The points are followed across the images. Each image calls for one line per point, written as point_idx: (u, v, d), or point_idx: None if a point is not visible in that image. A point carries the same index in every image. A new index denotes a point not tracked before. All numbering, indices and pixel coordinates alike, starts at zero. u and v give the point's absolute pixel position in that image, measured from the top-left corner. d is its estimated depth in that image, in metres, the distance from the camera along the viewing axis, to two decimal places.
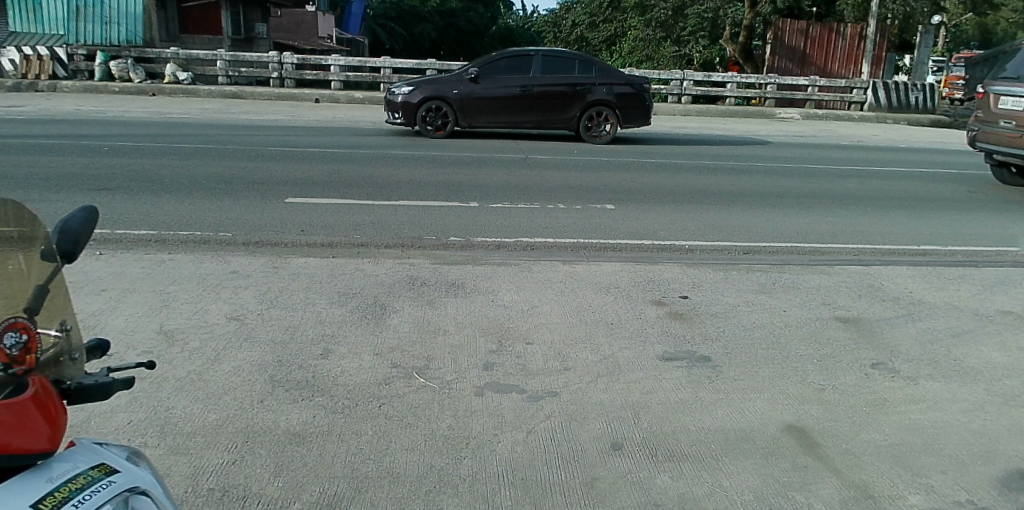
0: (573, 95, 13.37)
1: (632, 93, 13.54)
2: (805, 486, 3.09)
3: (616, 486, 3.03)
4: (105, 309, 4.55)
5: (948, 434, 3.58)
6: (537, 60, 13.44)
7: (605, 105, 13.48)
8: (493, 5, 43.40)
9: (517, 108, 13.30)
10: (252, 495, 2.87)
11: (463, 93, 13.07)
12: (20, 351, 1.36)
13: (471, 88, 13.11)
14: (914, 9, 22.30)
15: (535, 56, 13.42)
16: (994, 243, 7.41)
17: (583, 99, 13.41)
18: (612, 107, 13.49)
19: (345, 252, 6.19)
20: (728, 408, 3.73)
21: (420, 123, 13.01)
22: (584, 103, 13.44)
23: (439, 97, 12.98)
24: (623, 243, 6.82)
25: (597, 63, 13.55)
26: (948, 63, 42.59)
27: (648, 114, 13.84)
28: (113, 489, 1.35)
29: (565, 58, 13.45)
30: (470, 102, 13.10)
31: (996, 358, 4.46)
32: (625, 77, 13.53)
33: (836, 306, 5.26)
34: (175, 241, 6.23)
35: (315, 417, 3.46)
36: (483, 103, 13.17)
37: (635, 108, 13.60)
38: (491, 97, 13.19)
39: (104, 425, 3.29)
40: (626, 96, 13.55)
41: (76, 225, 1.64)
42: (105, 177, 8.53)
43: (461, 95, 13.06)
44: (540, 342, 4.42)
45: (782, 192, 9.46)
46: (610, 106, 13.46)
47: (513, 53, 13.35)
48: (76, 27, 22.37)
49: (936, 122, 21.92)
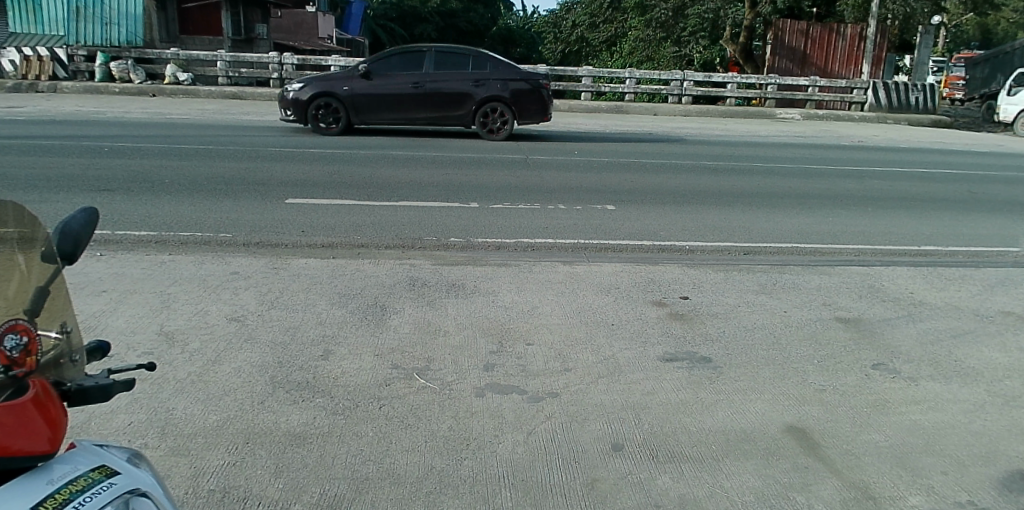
0: (464, 91, 13.24)
1: (530, 89, 13.41)
2: (805, 487, 3.09)
3: (616, 488, 3.03)
4: (106, 310, 4.56)
5: (948, 435, 3.57)
6: (431, 56, 13.28)
7: (499, 101, 13.37)
8: (493, 6, 43.46)
9: (411, 105, 13.19)
10: (253, 496, 2.87)
11: (353, 90, 12.98)
12: (20, 354, 1.34)
13: (363, 85, 13.02)
14: (914, 9, 22.26)
15: (429, 52, 13.28)
16: (993, 243, 7.43)
17: (477, 96, 13.28)
18: (506, 103, 13.37)
19: (346, 253, 6.20)
20: (729, 409, 3.73)
21: (311, 120, 12.97)
22: (478, 99, 13.32)
23: (328, 94, 12.91)
24: (623, 244, 6.82)
25: (491, 59, 13.40)
26: (948, 64, 42.58)
27: (546, 109, 13.70)
28: (113, 491, 1.34)
29: (458, 54, 13.28)
30: (361, 100, 13.00)
31: (997, 358, 4.45)
32: (520, 73, 13.36)
33: (836, 306, 5.26)
34: (176, 242, 6.25)
35: (316, 418, 3.46)
36: (375, 99, 13.09)
37: (533, 104, 13.46)
38: (382, 94, 13.09)
39: (105, 426, 3.29)
40: (523, 92, 13.43)
41: (77, 226, 1.64)
42: (106, 178, 8.55)
43: (351, 93, 12.97)
44: (541, 343, 4.42)
45: (781, 192, 9.46)
46: (505, 102, 13.32)
47: (407, 49, 13.22)
48: (76, 28, 22.41)
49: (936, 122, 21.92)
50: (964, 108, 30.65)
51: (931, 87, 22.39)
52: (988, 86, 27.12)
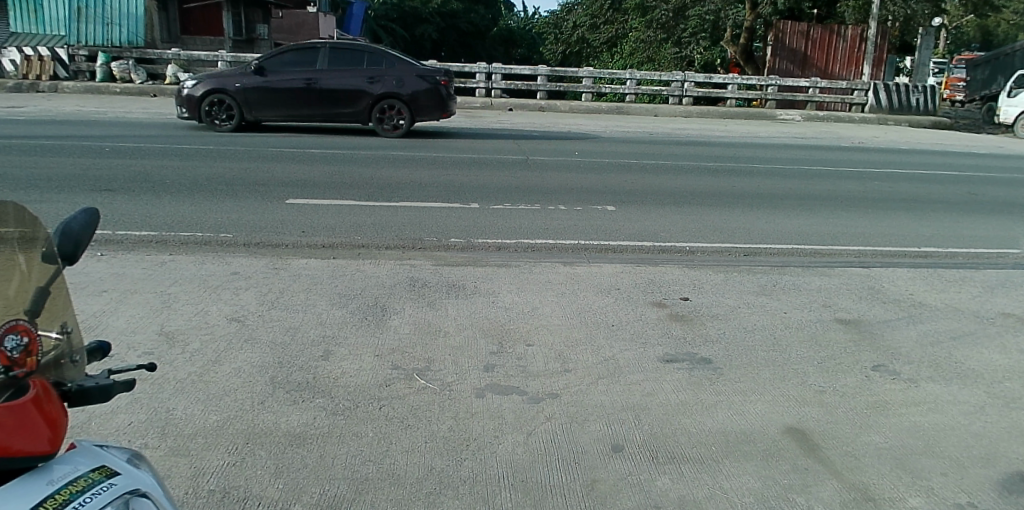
0: (357, 88, 13.03)
1: (428, 86, 13.16)
2: (805, 488, 3.09)
3: (616, 489, 3.03)
4: (106, 310, 4.56)
5: (948, 437, 3.57)
6: (325, 53, 13.11)
7: (395, 98, 13.12)
8: (493, 7, 43.52)
9: (304, 102, 13.02)
10: (253, 497, 2.87)
11: (245, 86, 12.84)
12: (21, 354, 1.35)
13: (256, 81, 12.87)
14: (915, 11, 22.27)
15: (322, 49, 13.11)
16: (993, 244, 7.44)
17: (370, 93, 13.06)
18: (402, 100, 13.13)
19: (346, 253, 6.20)
20: (729, 410, 3.73)
21: (203, 117, 12.92)
22: (372, 96, 13.09)
23: (220, 91, 12.82)
24: (624, 245, 6.83)
25: (386, 56, 13.16)
26: (948, 66, 42.62)
27: (447, 106, 13.44)
28: (114, 492, 1.34)
29: (354, 51, 13.10)
30: (252, 96, 12.85)
31: (997, 360, 4.45)
32: (416, 70, 13.12)
33: (837, 307, 5.26)
34: (177, 242, 6.25)
35: (316, 419, 3.46)
36: (268, 96, 12.94)
37: (430, 101, 13.22)
38: (274, 91, 12.93)
39: (105, 426, 3.29)
40: (421, 88, 13.17)
41: (77, 227, 1.64)
42: (106, 178, 8.56)
43: (243, 89, 12.83)
44: (541, 343, 4.42)
45: (781, 194, 9.46)
46: (400, 99, 13.10)
47: (300, 46, 13.07)
48: (77, 28, 22.43)
49: (936, 124, 21.94)
50: (965, 109, 30.66)
51: (931, 89, 22.39)
52: (989, 88, 27.12)
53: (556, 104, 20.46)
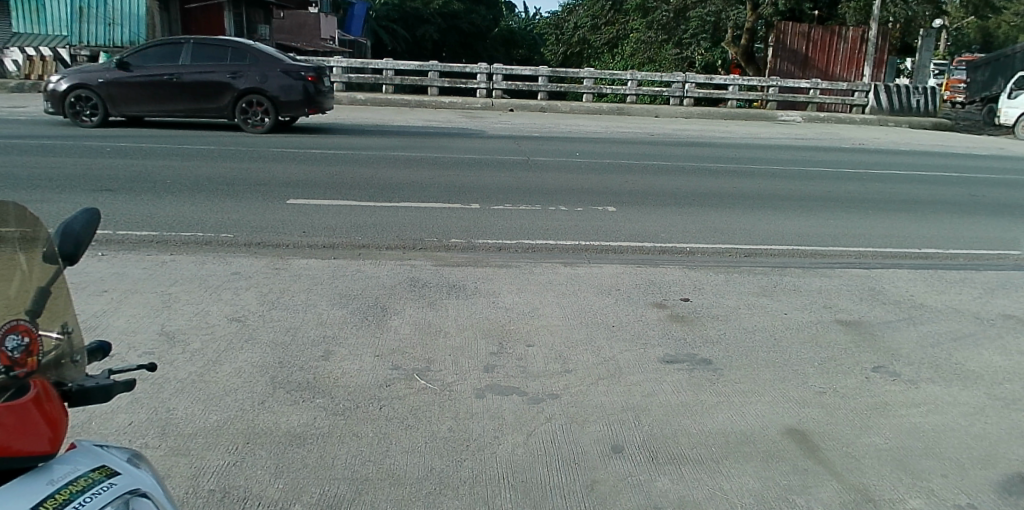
0: (219, 83, 12.77)
1: (292, 81, 12.85)
2: (805, 489, 3.09)
3: (616, 489, 3.03)
4: (107, 309, 4.57)
5: (949, 438, 3.57)
6: (190, 48, 12.85)
7: (259, 93, 12.84)
8: (496, 8, 43.59)
9: (167, 97, 12.76)
10: (253, 496, 2.87)
11: (107, 81, 12.58)
12: (22, 354, 1.36)
13: (119, 76, 12.63)
14: (915, 12, 22.21)
15: (187, 44, 12.85)
16: (993, 245, 7.44)
17: (234, 88, 12.80)
18: (267, 96, 12.84)
19: (347, 253, 6.20)
20: (729, 411, 3.73)
21: (67, 113, 12.66)
22: (236, 92, 12.82)
23: (82, 86, 12.58)
24: (624, 246, 6.82)
25: (250, 51, 12.88)
26: (949, 68, 42.69)
27: (315, 102, 13.13)
28: (114, 492, 1.34)
29: (218, 46, 12.84)
30: (115, 91, 12.61)
31: (997, 362, 4.45)
32: (281, 66, 12.84)
33: (836, 308, 5.26)
34: (178, 242, 6.26)
35: (316, 418, 3.47)
36: (132, 91, 12.67)
37: (295, 96, 12.89)
38: (135, 85, 12.67)
39: (106, 426, 3.30)
40: (287, 84, 12.85)
41: (78, 227, 1.65)
42: (108, 178, 8.57)
43: (105, 84, 12.57)
44: (542, 344, 4.43)
45: (782, 195, 9.47)
46: (265, 94, 12.81)
47: (164, 42, 12.83)
48: (80, 29, 22.47)
49: (936, 125, 21.93)
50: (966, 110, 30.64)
51: (931, 91, 22.39)
52: (990, 89, 27.12)
53: (557, 104, 20.45)
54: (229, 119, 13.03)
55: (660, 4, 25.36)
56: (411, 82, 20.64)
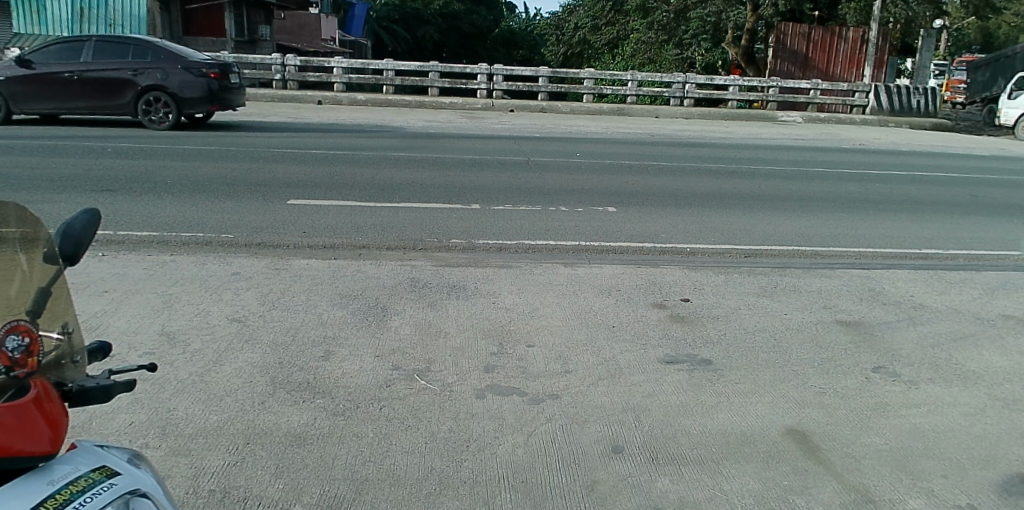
0: (119, 79, 12.66)
1: (194, 78, 12.77)
2: (805, 489, 3.10)
3: (616, 490, 3.03)
4: (107, 309, 4.58)
5: (949, 439, 3.56)
6: (92, 46, 12.80)
7: (161, 90, 12.75)
8: (496, 9, 43.59)
9: (67, 94, 12.67)
10: (253, 497, 2.88)
11: (8, 78, 12.57)
12: (22, 354, 1.35)
13: (20, 73, 12.60)
14: (916, 13, 22.16)
15: (89, 42, 12.79)
16: (995, 246, 7.43)
17: (134, 85, 12.70)
18: (169, 92, 12.75)
19: (347, 254, 6.20)
20: (729, 411, 3.73)
21: None
22: (137, 89, 12.73)
23: None
24: (625, 246, 6.81)
25: (153, 48, 12.79)
26: (949, 68, 42.69)
27: (218, 99, 13.04)
28: (114, 492, 1.34)
29: (120, 43, 12.76)
30: (16, 89, 12.59)
31: (996, 362, 4.45)
32: (182, 62, 12.74)
33: (837, 309, 5.26)
34: (178, 243, 6.27)
35: (316, 419, 3.47)
36: (32, 89, 12.62)
37: (197, 93, 12.81)
38: (36, 82, 12.61)
39: (106, 426, 3.30)
40: (188, 81, 12.77)
41: (79, 227, 1.65)
42: (108, 178, 8.58)
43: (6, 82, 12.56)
44: (542, 345, 4.43)
45: (782, 196, 9.46)
46: (166, 91, 12.73)
47: (66, 39, 12.79)
48: (80, 30, 22.47)
49: (937, 125, 21.92)
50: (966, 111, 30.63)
51: (931, 91, 22.39)
52: (990, 90, 27.13)
53: (558, 105, 20.45)
54: (131, 116, 12.94)
55: (661, 5, 25.33)
56: (412, 83, 20.65)
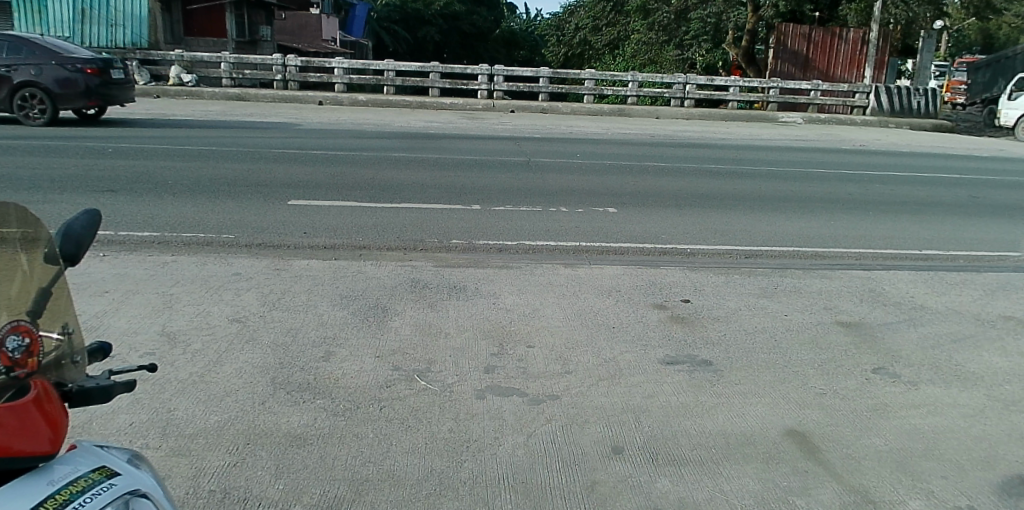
0: None
1: (66, 73, 12.55)
2: (806, 490, 3.09)
3: (616, 491, 3.03)
4: (108, 310, 4.58)
5: (949, 440, 3.56)
6: None
7: (35, 86, 12.57)
8: (497, 10, 43.73)
9: None
10: (253, 497, 2.88)
11: None
12: (22, 354, 1.36)
13: None
14: (916, 14, 21.86)
15: None
16: (995, 247, 7.43)
17: (9, 82, 12.56)
18: (44, 89, 12.57)
19: (348, 254, 6.21)
20: (729, 412, 3.73)
21: None
22: (12, 86, 12.59)
23: None
24: (626, 247, 6.81)
25: (28, 44, 12.60)
26: (949, 70, 42.73)
27: (95, 94, 12.81)
28: (114, 492, 1.35)
29: None
30: None
31: (996, 363, 4.45)
32: (54, 58, 12.52)
33: (837, 310, 5.26)
34: (179, 243, 6.27)
35: (317, 419, 3.48)
36: None
37: (72, 88, 12.60)
38: None
39: (107, 426, 3.31)
40: (61, 77, 12.55)
41: (79, 228, 1.65)
42: (109, 178, 8.59)
43: None
44: (542, 345, 4.42)
45: (781, 196, 9.46)
46: (39, 87, 12.55)
47: None
48: (82, 30, 22.54)
49: (938, 127, 21.92)
50: (967, 112, 30.63)
51: (932, 92, 22.38)
52: (991, 91, 27.13)
53: (558, 106, 20.44)
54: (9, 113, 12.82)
55: (661, 6, 25.14)
56: (412, 83, 20.66)
